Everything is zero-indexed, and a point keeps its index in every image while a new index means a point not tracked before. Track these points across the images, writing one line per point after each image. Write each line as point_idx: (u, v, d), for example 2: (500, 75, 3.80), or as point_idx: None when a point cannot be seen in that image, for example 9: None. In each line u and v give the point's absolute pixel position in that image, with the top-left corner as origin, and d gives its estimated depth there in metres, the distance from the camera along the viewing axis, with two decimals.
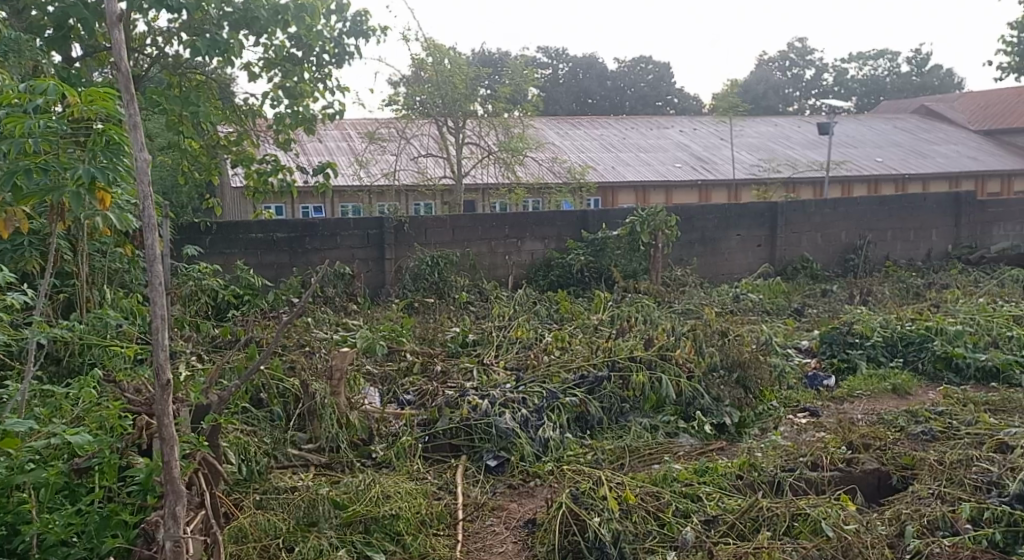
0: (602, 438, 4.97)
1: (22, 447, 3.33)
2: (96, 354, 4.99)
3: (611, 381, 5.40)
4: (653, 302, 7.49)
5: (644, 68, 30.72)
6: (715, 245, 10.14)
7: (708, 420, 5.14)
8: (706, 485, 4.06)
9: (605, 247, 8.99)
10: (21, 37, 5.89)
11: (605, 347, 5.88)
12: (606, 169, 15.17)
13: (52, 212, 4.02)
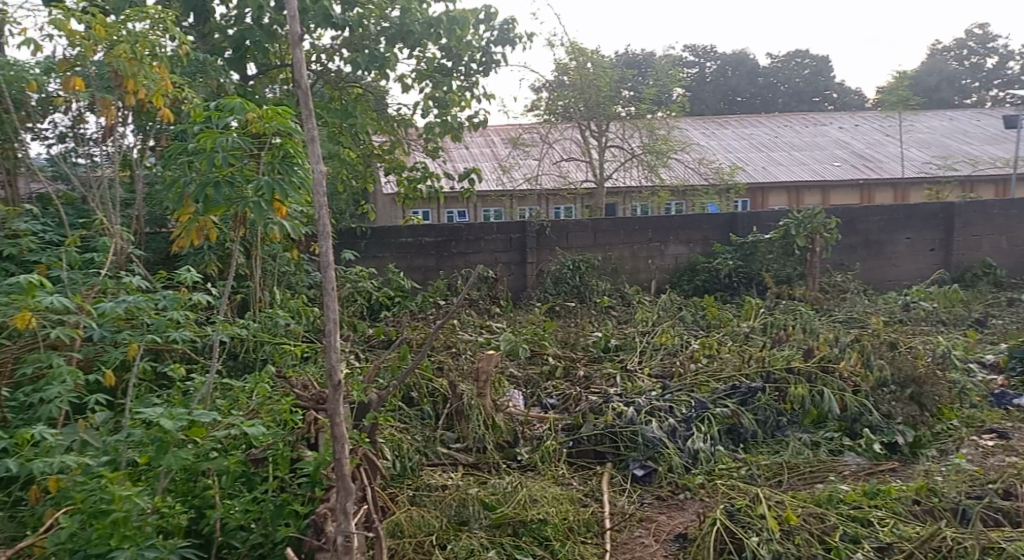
0: (757, 453, 4.83)
1: (207, 435, 3.74)
2: (268, 350, 5.37)
3: (766, 392, 5.27)
4: (812, 310, 7.22)
5: (801, 63, 29.71)
6: (881, 247, 9.69)
7: (878, 439, 4.90)
8: (879, 509, 3.88)
9: (755, 251, 8.74)
10: (207, 58, 6.52)
11: (759, 357, 5.73)
12: (756, 168, 14.80)
13: (235, 221, 4.74)
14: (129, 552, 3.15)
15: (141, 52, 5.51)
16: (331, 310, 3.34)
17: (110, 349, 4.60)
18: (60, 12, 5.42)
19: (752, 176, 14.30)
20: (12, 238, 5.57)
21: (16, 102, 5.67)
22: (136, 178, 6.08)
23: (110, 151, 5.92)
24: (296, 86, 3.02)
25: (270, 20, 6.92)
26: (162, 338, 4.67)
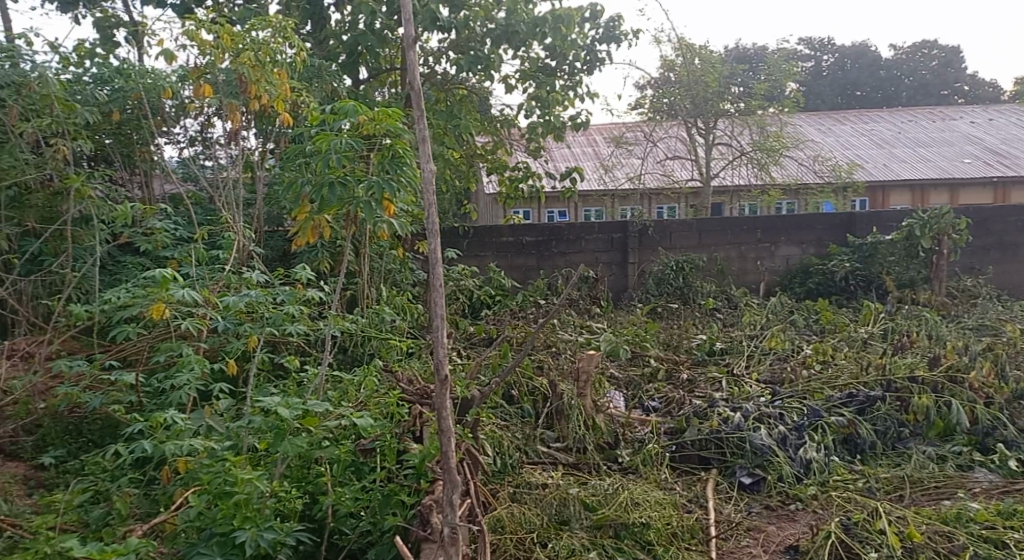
0: (877, 465, 4.66)
1: (320, 424, 4.05)
2: (374, 346, 5.49)
3: (887, 402, 5.07)
4: (937, 316, 6.90)
5: (928, 53, 27.95)
6: (1016, 250, 9.19)
7: (1012, 455, 4.65)
8: (1012, 531, 3.83)
9: (875, 253, 8.38)
10: (322, 63, 6.72)
11: (879, 364, 5.52)
12: (877, 165, 14.28)
13: (345, 220, 5.17)
14: (250, 532, 3.54)
15: (264, 59, 5.87)
16: (437, 305, 3.39)
17: (234, 340, 5.17)
18: (194, 27, 5.84)
19: (873, 174, 13.74)
20: (148, 236, 6.02)
21: (155, 109, 6.46)
22: (257, 180, 6.55)
23: (234, 154, 6.48)
24: (409, 90, 3.29)
25: (381, 25, 7.05)
26: (279, 331, 5.17)
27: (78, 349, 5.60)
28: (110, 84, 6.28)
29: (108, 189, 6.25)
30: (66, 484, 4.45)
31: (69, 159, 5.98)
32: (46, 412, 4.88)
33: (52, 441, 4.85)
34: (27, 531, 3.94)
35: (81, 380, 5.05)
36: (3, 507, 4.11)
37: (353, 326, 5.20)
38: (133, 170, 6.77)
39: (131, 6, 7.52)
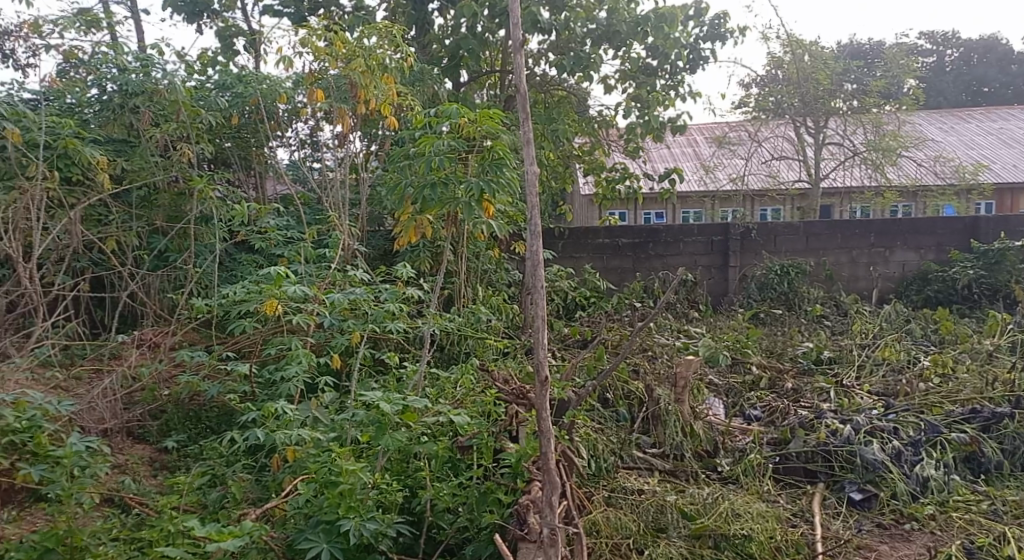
0: (1002, 486, 4.42)
1: (419, 420, 4.14)
2: (470, 345, 5.51)
3: (1014, 420, 4.79)
4: None
5: None
6: None
7: None
8: None
9: (1002, 260, 7.91)
10: (425, 68, 6.79)
11: (1006, 380, 5.24)
12: (1005, 166, 13.58)
13: (446, 220, 5.30)
14: (354, 521, 3.65)
15: (373, 64, 6.05)
16: (539, 306, 3.38)
17: (339, 336, 5.32)
18: (308, 35, 6.06)
19: (1000, 175, 13.10)
20: (261, 235, 6.28)
21: (270, 113, 6.73)
22: (362, 182, 6.71)
23: (340, 156, 6.67)
24: (515, 91, 3.36)
25: (483, 28, 7.06)
26: (380, 328, 5.31)
27: (198, 340, 5.84)
28: (231, 90, 6.49)
29: (223, 190, 6.51)
30: (188, 468, 4.71)
31: (194, 160, 6.37)
32: (168, 399, 5.14)
33: (175, 425, 5.06)
34: (153, 509, 4.15)
35: (201, 369, 5.28)
36: (132, 485, 4.33)
37: (452, 325, 5.27)
38: (249, 172, 7.05)
39: (249, 15, 7.81)
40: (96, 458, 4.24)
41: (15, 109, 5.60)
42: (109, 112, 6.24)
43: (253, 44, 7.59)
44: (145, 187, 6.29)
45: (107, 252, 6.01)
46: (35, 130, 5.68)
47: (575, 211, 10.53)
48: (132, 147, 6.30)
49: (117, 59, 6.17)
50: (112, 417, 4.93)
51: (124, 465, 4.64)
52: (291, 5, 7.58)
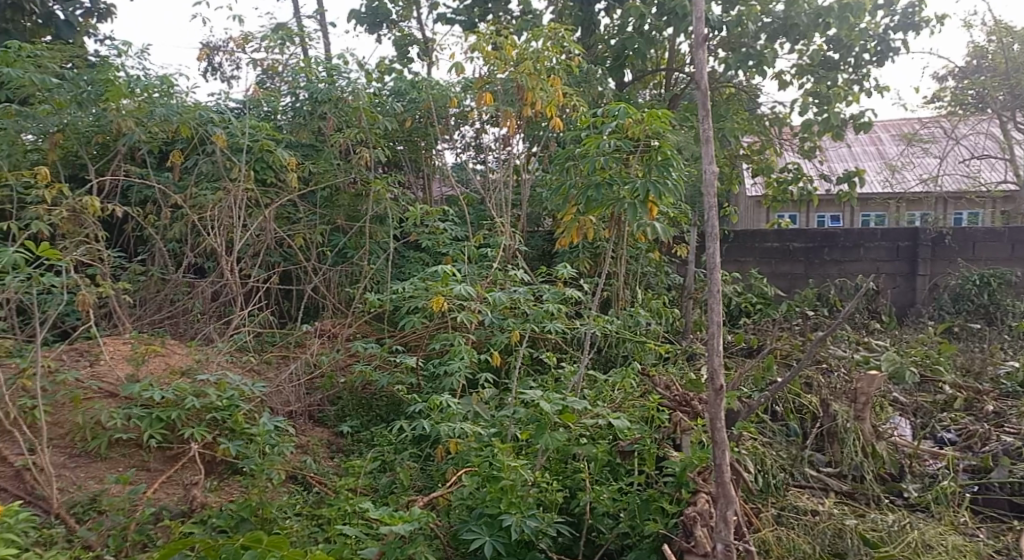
0: None
1: (577, 421, 4.10)
2: (628, 347, 5.34)
3: None
4: None
5: None
6: None
7: None
8: None
9: None
10: (591, 69, 6.70)
11: None
12: None
13: (610, 222, 5.15)
14: (515, 517, 3.65)
15: (540, 67, 6.03)
16: (715, 314, 3.20)
17: (499, 334, 5.35)
18: (479, 40, 6.12)
19: None
20: (430, 235, 6.43)
21: (440, 117, 6.81)
22: (524, 183, 6.74)
23: (502, 158, 6.81)
24: (696, 85, 3.25)
25: (651, 27, 6.81)
26: (539, 327, 5.27)
27: (371, 333, 5.95)
28: (406, 96, 6.76)
29: (397, 192, 6.66)
30: (360, 452, 4.86)
31: (371, 164, 6.62)
32: (344, 387, 5.34)
33: (350, 411, 5.26)
34: (331, 489, 4.39)
35: (373, 360, 5.46)
36: (312, 465, 4.54)
37: (614, 326, 5.16)
38: (419, 174, 7.20)
39: (423, 24, 8.01)
40: (282, 438, 4.51)
41: (223, 116, 6.12)
42: (302, 118, 6.66)
43: (427, 51, 7.78)
44: (329, 189, 6.65)
45: (294, 248, 6.39)
46: (240, 136, 6.11)
47: (743, 214, 10.21)
48: (317, 151, 6.70)
49: (310, 71, 6.62)
50: (296, 401, 5.17)
51: (305, 446, 4.84)
52: (463, 13, 7.72)
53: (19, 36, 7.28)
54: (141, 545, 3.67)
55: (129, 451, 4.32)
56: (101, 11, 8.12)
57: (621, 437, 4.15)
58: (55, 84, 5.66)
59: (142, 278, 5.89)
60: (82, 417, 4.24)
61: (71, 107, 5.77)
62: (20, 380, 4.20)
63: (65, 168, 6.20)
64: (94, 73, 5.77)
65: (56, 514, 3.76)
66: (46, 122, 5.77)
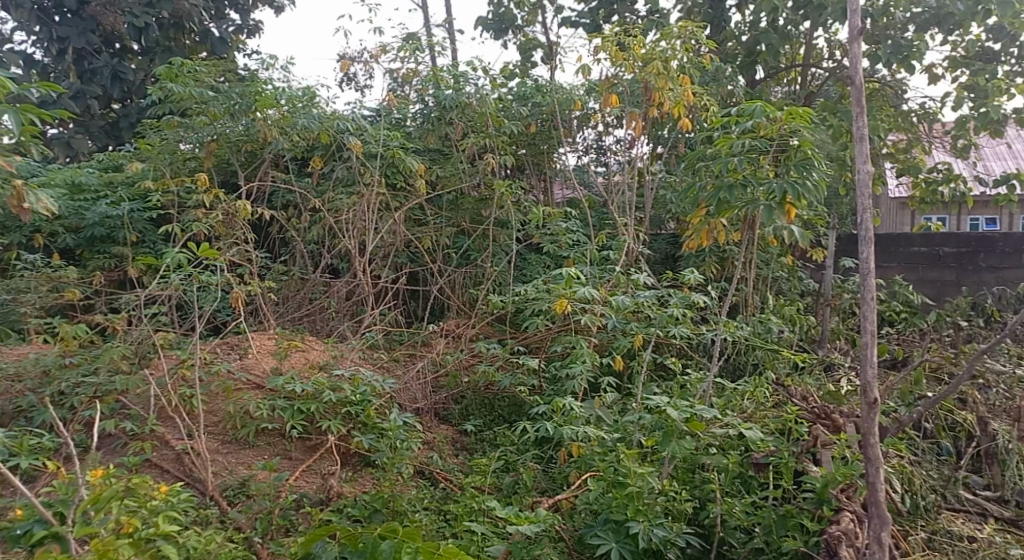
0: None
1: (705, 430, 4.02)
2: (758, 356, 5.20)
3: None
4: None
5: None
6: None
7: None
8: None
9: None
10: (722, 66, 6.55)
11: None
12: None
13: (742, 225, 5.03)
14: (642, 525, 3.64)
15: (668, 66, 5.94)
16: (868, 322, 3.50)
17: (621, 338, 5.33)
18: (605, 41, 6.06)
19: None
20: (553, 237, 6.49)
21: (564, 120, 6.83)
22: (647, 186, 6.66)
23: (625, 160, 6.66)
24: (851, 85, 3.67)
25: (785, 21, 6.70)
26: (663, 332, 5.20)
27: (493, 334, 6.00)
28: (531, 100, 6.80)
29: (520, 196, 6.72)
30: (484, 451, 4.94)
31: (496, 168, 6.71)
32: (467, 387, 5.40)
33: (474, 411, 5.35)
34: (456, 486, 4.48)
35: (496, 360, 5.52)
36: (439, 461, 4.64)
37: (746, 332, 5.03)
38: (540, 176, 7.22)
39: (548, 27, 8.05)
40: (411, 433, 4.62)
41: (358, 124, 6.39)
42: (429, 124, 6.83)
43: (551, 54, 7.81)
44: (454, 192, 6.78)
45: (421, 250, 6.55)
46: (373, 143, 6.35)
47: (886, 216, 9.89)
48: (445, 156, 6.89)
49: (437, 77, 6.76)
50: (423, 398, 5.29)
51: (431, 442, 4.93)
52: (587, 16, 7.70)
53: (182, 52, 9.10)
54: (285, 530, 3.87)
55: (273, 440, 4.52)
56: (250, 27, 9.92)
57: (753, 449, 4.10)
58: (210, 97, 6.12)
59: (284, 277, 6.23)
60: (233, 406, 4.47)
61: (225, 118, 6.28)
62: (180, 369, 4.53)
63: (220, 175, 6.72)
64: (246, 86, 6.23)
65: (211, 496, 3.99)
66: (202, 132, 6.36)
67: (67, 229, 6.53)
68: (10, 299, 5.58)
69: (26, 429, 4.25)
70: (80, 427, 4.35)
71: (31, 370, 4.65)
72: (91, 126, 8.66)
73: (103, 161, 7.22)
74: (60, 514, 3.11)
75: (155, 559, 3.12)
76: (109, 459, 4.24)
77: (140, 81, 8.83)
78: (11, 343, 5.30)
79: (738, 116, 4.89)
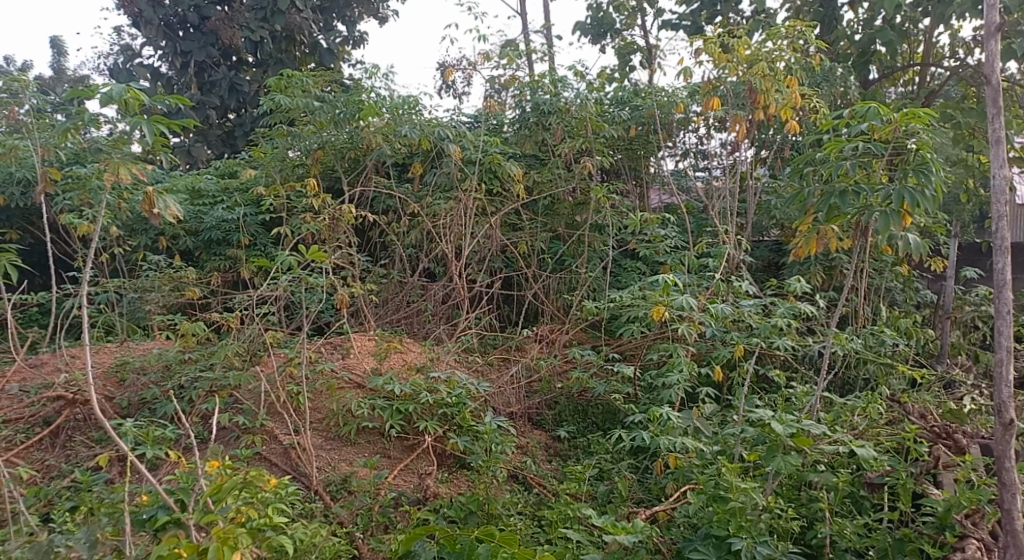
0: None
1: (812, 446, 3.84)
2: (870, 370, 4.99)
3: None
4: None
5: None
6: None
7: None
8: None
9: None
10: (834, 67, 6.32)
11: None
12: None
13: (857, 232, 4.70)
14: (745, 542, 3.51)
15: (775, 68, 5.76)
16: (1003, 339, 3.46)
17: (721, 347, 5.16)
18: (709, 43, 5.90)
19: None
20: (650, 242, 6.36)
21: (663, 123, 6.67)
22: (751, 191, 6.42)
23: (728, 164, 6.41)
24: (986, 84, 3.50)
25: (902, 18, 6.47)
26: (768, 343, 5.02)
27: (587, 340, 5.98)
28: (630, 104, 6.71)
29: (618, 201, 6.64)
30: (578, 458, 4.86)
31: (594, 173, 6.63)
32: (562, 392, 5.34)
33: (567, 417, 5.25)
34: (551, 492, 4.41)
35: (590, 367, 5.43)
36: (534, 466, 4.58)
37: (858, 344, 4.82)
38: (637, 181, 7.11)
39: (648, 31, 7.93)
40: (507, 438, 4.59)
41: (456, 130, 6.40)
42: (527, 129, 6.81)
43: (650, 57, 7.68)
44: (550, 197, 6.78)
45: (516, 254, 6.55)
46: (471, 149, 6.37)
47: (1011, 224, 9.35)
48: (542, 162, 6.88)
49: (536, 82, 6.76)
50: (517, 402, 5.25)
51: (525, 446, 4.88)
52: (690, 18, 7.54)
53: (293, 64, 9.43)
54: (384, 527, 3.90)
55: (374, 438, 4.55)
56: (356, 38, 10.21)
57: (865, 468, 3.96)
58: (317, 107, 6.30)
59: (383, 280, 6.30)
60: (336, 404, 4.54)
61: (330, 126, 6.46)
62: (288, 367, 4.62)
63: (326, 181, 6.87)
64: (350, 96, 6.44)
65: (315, 490, 4.04)
66: (309, 141, 6.46)
67: (188, 232, 6.90)
68: (137, 297, 5.89)
69: (151, 420, 4.43)
70: (198, 419, 4.51)
71: (154, 364, 4.85)
72: (209, 134, 9.03)
73: (219, 168, 7.55)
74: (180, 502, 3.21)
75: (268, 548, 3.18)
76: (225, 451, 4.35)
77: (254, 91, 9.19)
78: (138, 338, 5.61)
79: (849, 119, 4.69)
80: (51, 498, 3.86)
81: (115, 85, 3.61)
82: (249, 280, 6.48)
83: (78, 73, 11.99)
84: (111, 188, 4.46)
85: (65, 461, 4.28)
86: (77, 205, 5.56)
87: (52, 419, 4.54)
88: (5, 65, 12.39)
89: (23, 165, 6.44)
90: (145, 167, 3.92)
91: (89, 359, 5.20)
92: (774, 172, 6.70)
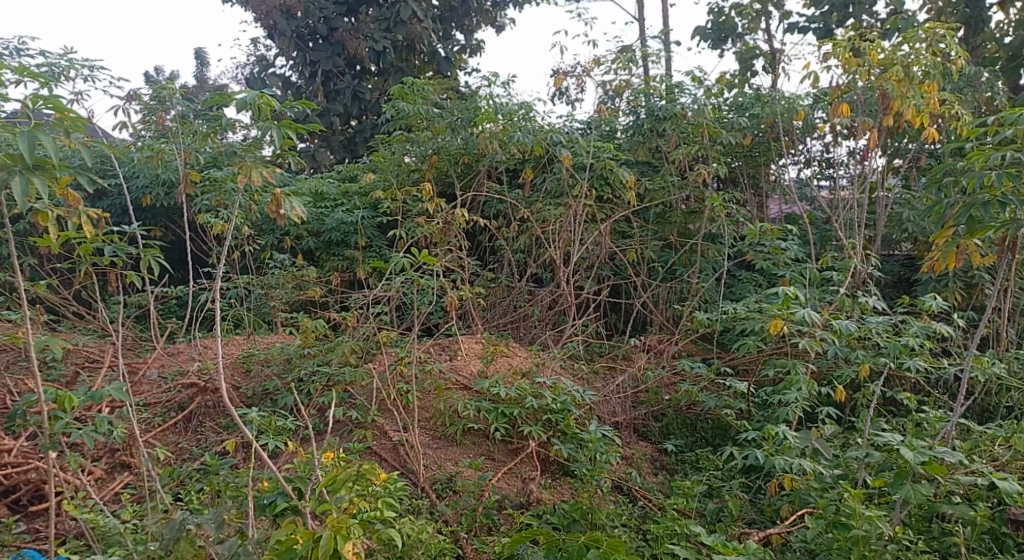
0: None
1: (948, 475, 3.56)
2: (1014, 397, 4.63)
3: None
4: None
5: None
6: None
7: None
8: None
9: None
10: (978, 72, 5.96)
11: None
12: None
13: (1003, 246, 4.26)
14: None
15: (911, 73, 5.41)
16: None
17: (845, 366, 4.88)
18: (838, 47, 5.56)
19: None
20: (768, 255, 6.06)
21: (786, 131, 6.39)
22: (880, 202, 6.08)
23: (856, 173, 6.08)
24: None
25: None
26: (897, 363, 4.71)
27: (697, 352, 5.78)
28: (750, 111, 6.40)
29: (735, 211, 6.42)
30: (687, 473, 4.67)
31: (709, 181, 6.42)
32: (671, 405, 5.15)
33: (675, 430, 5.05)
34: (657, 505, 4.23)
35: (700, 381, 5.23)
36: (640, 479, 4.40)
37: (1001, 370, 4.47)
38: (756, 190, 6.87)
39: (772, 35, 7.66)
40: (614, 447, 4.45)
41: (570, 134, 6.27)
42: (641, 136, 6.65)
43: (774, 63, 7.41)
44: (662, 205, 6.58)
45: (625, 262, 6.38)
46: (584, 154, 6.24)
47: None
48: (655, 169, 6.71)
49: (652, 88, 6.60)
50: (623, 412, 5.08)
51: (631, 457, 4.71)
52: (818, 21, 7.24)
53: (412, 72, 9.55)
54: (488, 529, 3.84)
55: (479, 440, 4.50)
56: (473, 46, 10.28)
57: (1008, 503, 3.66)
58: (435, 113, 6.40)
59: (492, 284, 6.27)
60: (443, 404, 4.51)
61: (446, 132, 6.49)
62: (398, 365, 4.62)
63: (441, 186, 6.92)
64: (466, 104, 6.45)
65: (422, 487, 4.02)
66: (425, 147, 6.56)
67: (310, 233, 7.06)
68: (262, 294, 6.07)
69: (273, 410, 4.51)
70: (314, 411, 4.57)
71: (277, 357, 5.01)
72: (332, 140, 9.25)
73: (341, 172, 7.70)
74: (297, 490, 3.24)
75: (377, 541, 3.14)
76: (337, 444, 4.38)
77: (375, 98, 9.37)
78: (262, 332, 5.77)
79: (996, 126, 4.29)
80: (183, 478, 3.97)
81: (251, 93, 3.68)
82: (365, 280, 6.57)
83: (216, 82, 12.56)
84: (244, 190, 4.59)
85: (195, 445, 4.38)
86: (211, 204, 5.78)
87: (185, 405, 4.67)
88: (155, 76, 13.15)
89: (166, 166, 6.75)
90: (273, 170, 3.95)
91: (219, 349, 5.35)
92: (908, 183, 6.35)
